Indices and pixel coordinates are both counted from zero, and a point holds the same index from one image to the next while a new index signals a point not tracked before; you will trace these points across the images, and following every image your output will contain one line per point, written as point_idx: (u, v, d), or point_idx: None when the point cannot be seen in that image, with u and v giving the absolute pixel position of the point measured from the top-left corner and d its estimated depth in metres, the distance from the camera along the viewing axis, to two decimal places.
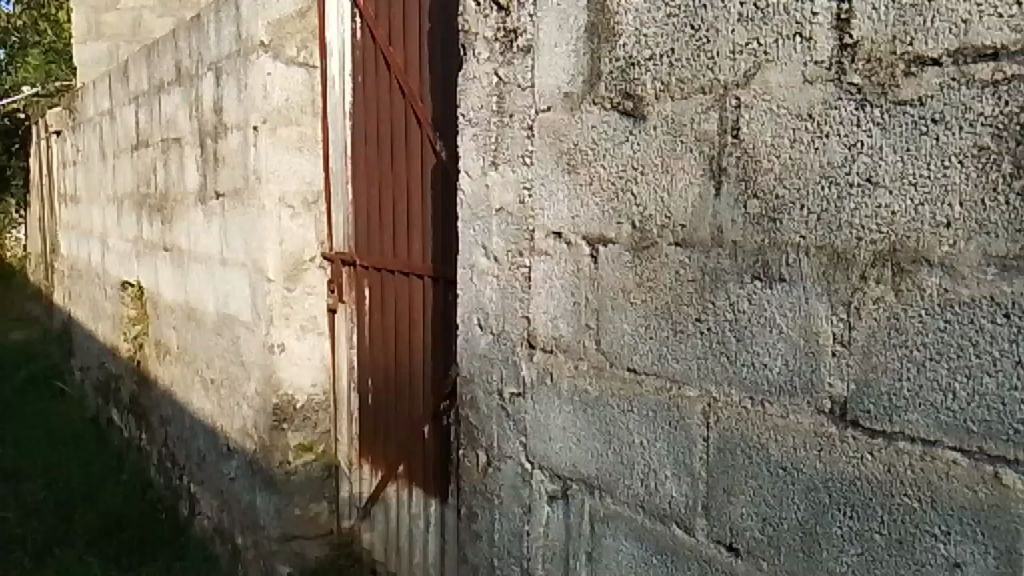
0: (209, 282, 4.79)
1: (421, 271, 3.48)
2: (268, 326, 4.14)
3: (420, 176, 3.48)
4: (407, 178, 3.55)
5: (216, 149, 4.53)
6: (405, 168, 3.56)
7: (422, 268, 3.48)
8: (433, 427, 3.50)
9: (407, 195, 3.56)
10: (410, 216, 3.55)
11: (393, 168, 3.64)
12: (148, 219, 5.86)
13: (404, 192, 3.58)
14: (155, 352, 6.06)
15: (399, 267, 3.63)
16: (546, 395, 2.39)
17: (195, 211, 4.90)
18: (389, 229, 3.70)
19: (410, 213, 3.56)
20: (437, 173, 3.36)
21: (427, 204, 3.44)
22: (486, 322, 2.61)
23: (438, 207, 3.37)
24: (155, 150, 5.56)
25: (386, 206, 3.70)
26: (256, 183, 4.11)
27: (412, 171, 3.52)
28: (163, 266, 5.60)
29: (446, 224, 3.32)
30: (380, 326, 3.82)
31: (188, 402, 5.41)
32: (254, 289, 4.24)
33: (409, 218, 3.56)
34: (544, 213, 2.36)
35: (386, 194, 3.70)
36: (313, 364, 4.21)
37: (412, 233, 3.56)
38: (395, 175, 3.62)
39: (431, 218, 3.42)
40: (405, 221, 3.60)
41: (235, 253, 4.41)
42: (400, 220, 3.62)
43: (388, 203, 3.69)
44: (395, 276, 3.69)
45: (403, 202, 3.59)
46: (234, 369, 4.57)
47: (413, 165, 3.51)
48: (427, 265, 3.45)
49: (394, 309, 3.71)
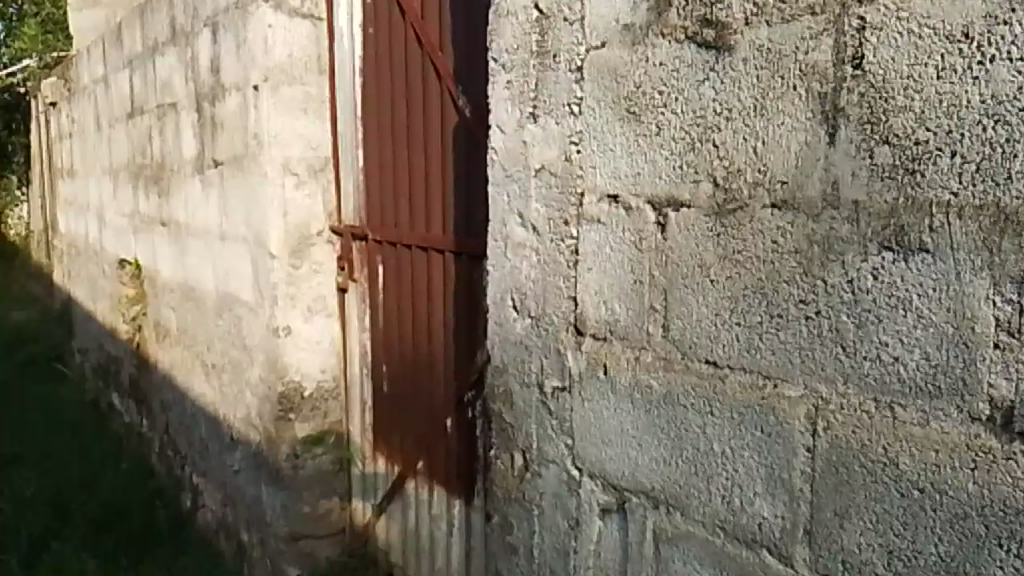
0: (208, 260, 4.41)
1: (442, 246, 3.09)
2: (272, 307, 3.76)
3: (439, 138, 3.08)
4: (425, 141, 3.16)
5: (214, 113, 4.13)
6: (424, 130, 3.16)
7: (443, 242, 3.09)
8: (457, 420, 3.13)
9: (425, 160, 3.17)
10: (428, 184, 3.16)
11: (408, 130, 3.24)
12: (144, 192, 5.48)
13: (421, 156, 3.19)
14: (154, 334, 5.70)
15: (418, 241, 3.24)
16: (596, 392, 2.00)
17: (192, 181, 4.51)
18: (404, 199, 3.31)
19: (428, 181, 3.17)
20: (460, 133, 2.96)
21: (449, 170, 3.04)
22: (523, 303, 2.22)
23: (462, 172, 2.97)
24: (150, 118, 5.16)
25: (401, 173, 3.31)
26: (257, 149, 3.71)
27: (431, 132, 3.12)
28: (161, 243, 5.22)
29: (472, 191, 2.92)
30: (397, 307, 3.44)
31: (189, 387, 5.05)
32: (256, 267, 3.86)
33: (427, 186, 3.17)
34: (596, 172, 1.96)
35: (401, 159, 3.30)
36: (322, 348, 3.83)
37: (431, 203, 3.17)
38: (411, 137, 3.23)
39: (453, 185, 3.02)
40: (422, 189, 3.21)
41: (235, 227, 4.02)
42: (417, 189, 3.23)
43: (404, 170, 3.29)
44: (412, 250, 3.30)
45: (420, 168, 3.20)
46: (237, 354, 4.20)
47: (432, 126, 3.11)
48: (450, 238, 3.05)
49: (411, 288, 3.33)
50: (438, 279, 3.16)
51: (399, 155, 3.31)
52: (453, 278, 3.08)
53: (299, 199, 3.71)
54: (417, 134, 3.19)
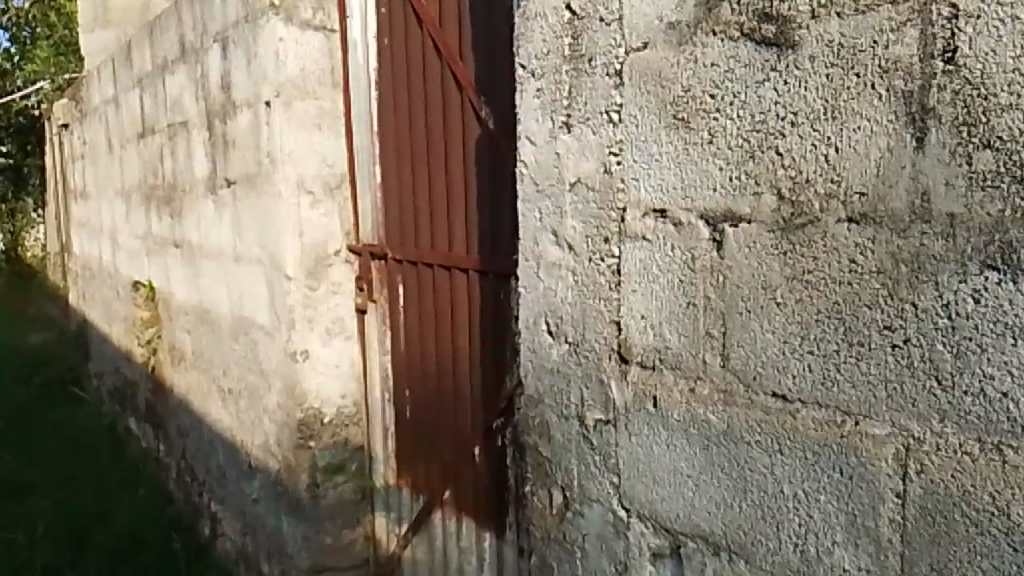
0: (223, 282, 4.26)
1: (467, 265, 2.92)
2: (289, 331, 3.60)
3: (461, 151, 2.92)
4: (446, 155, 3.00)
5: (225, 131, 3.98)
6: (444, 143, 3.00)
7: (467, 261, 2.92)
8: (484, 450, 2.94)
9: (446, 175, 3.01)
10: (450, 201, 3.00)
11: (427, 144, 3.08)
12: (156, 213, 5.35)
13: (441, 171, 3.02)
14: (169, 358, 5.56)
15: (440, 260, 3.07)
16: (645, 426, 1.81)
17: (205, 202, 4.37)
18: (424, 215, 3.15)
19: (449, 197, 3.00)
20: (482, 145, 2.79)
21: (473, 185, 2.88)
22: (559, 328, 2.03)
23: (486, 186, 2.80)
24: (161, 137, 5.03)
25: (420, 189, 3.15)
26: (270, 167, 3.56)
27: (451, 145, 2.96)
28: (174, 265, 5.09)
29: (496, 207, 2.74)
30: (419, 329, 3.28)
31: (206, 413, 4.90)
32: (271, 289, 3.70)
33: (449, 202, 3.01)
34: (639, 185, 1.77)
35: (420, 174, 3.14)
36: (341, 373, 3.66)
37: (453, 220, 3.00)
38: (430, 151, 3.07)
39: (477, 201, 2.86)
40: (443, 205, 3.04)
41: (249, 247, 3.87)
42: (439, 205, 3.07)
43: (423, 185, 3.13)
44: (434, 269, 3.13)
45: (441, 183, 3.04)
46: (253, 380, 4.04)
47: (452, 139, 2.95)
48: (474, 257, 2.88)
49: (433, 309, 3.16)
50: (463, 300, 2.99)
51: (418, 171, 3.15)
52: (478, 299, 2.90)
53: (315, 218, 3.55)
54: (437, 147, 3.03)
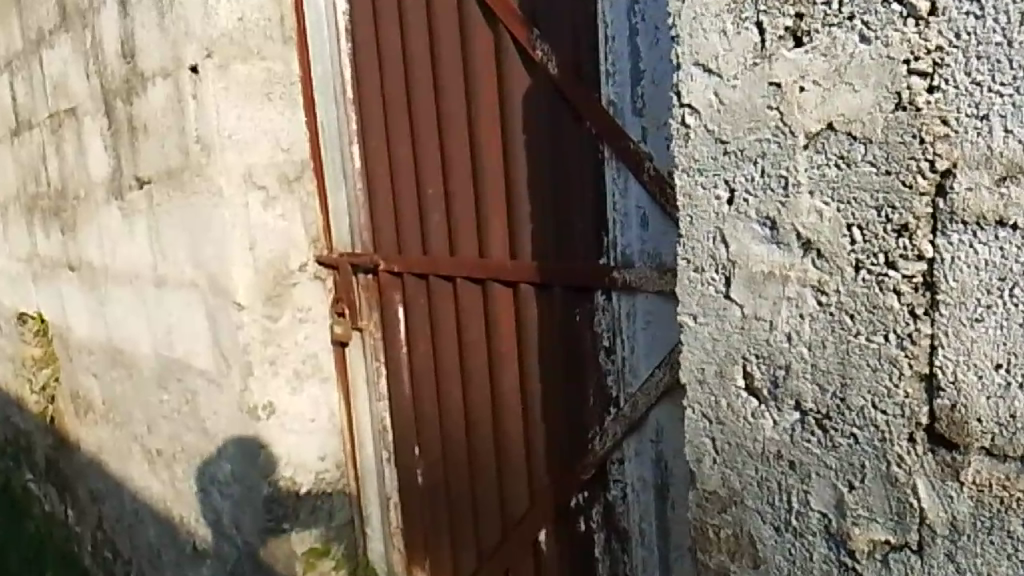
0: (141, 316, 3.17)
1: (512, 276, 2.00)
2: (245, 378, 2.56)
3: (495, 114, 1.99)
4: (468, 121, 2.06)
5: (130, 112, 2.90)
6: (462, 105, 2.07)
7: (513, 271, 2.00)
8: (553, 539, 2.05)
9: (469, 150, 2.07)
10: (478, 186, 2.07)
11: (437, 109, 2.15)
12: (42, 229, 4.17)
13: (462, 144, 2.09)
14: (70, 408, 4.41)
15: (465, 271, 2.14)
16: (1002, 557, 1.02)
17: (106, 210, 3.29)
18: (439, 209, 2.22)
19: (475, 180, 2.08)
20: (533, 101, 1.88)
21: (516, 160, 1.95)
22: (782, 386, 1.18)
23: (542, 160, 1.88)
24: (42, 131, 3.87)
25: (430, 172, 2.21)
26: (202, 157, 2.50)
27: (475, 104, 2.03)
28: (72, 294, 3.94)
29: (563, 187, 1.84)
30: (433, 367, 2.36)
31: (125, 477, 3.81)
32: (212, 323, 2.64)
33: (476, 188, 2.08)
34: (989, 125, 0.97)
35: (428, 151, 2.21)
36: (317, 427, 2.67)
37: (484, 213, 2.07)
38: (443, 119, 2.13)
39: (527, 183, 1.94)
40: (468, 192, 2.11)
41: (176, 265, 2.79)
42: (460, 194, 2.14)
43: (435, 166, 2.20)
44: (456, 285, 2.20)
45: (462, 162, 2.11)
46: (193, 442, 2.98)
47: (476, 96, 2.01)
48: (526, 264, 1.96)
49: (457, 341, 2.25)
50: (508, 328, 2.07)
51: (424, 148, 2.21)
52: (536, 324, 1.98)
53: (273, 222, 2.53)
54: (454, 111, 2.10)
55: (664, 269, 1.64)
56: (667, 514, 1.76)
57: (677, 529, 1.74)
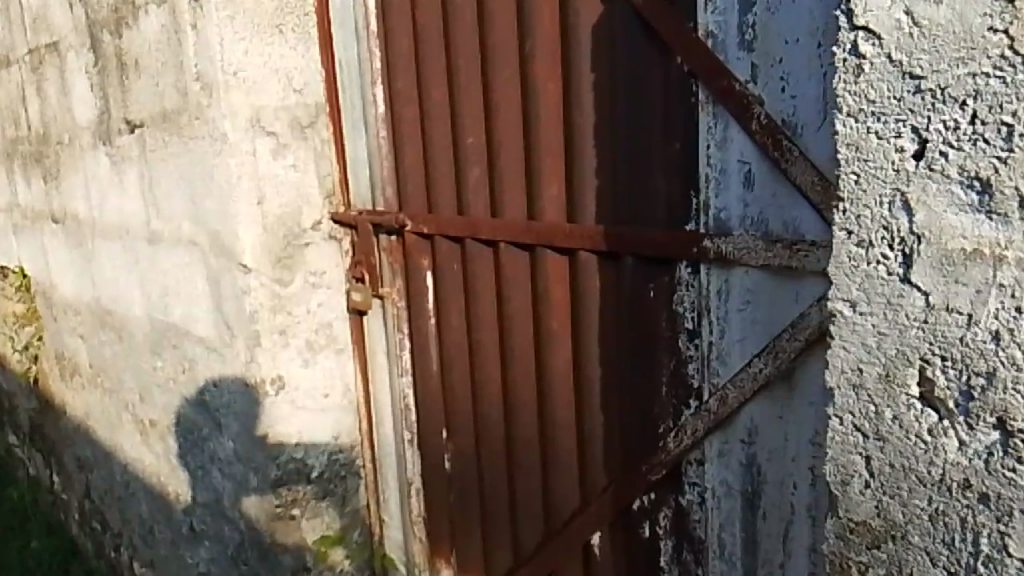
0: (133, 275, 2.87)
1: (569, 242, 1.68)
2: (251, 350, 2.26)
3: (556, 48, 1.65)
4: (522, 57, 1.72)
5: (120, 46, 2.56)
6: (516, 38, 1.74)
7: (571, 236, 1.68)
8: (610, 545, 1.78)
9: (522, 91, 1.74)
10: (531, 134, 1.74)
11: (482, 41, 1.81)
12: (23, 177, 3.83)
13: (515, 83, 1.76)
14: (55, 369, 4.11)
15: (512, 235, 1.82)
16: None
17: (93, 156, 2.96)
18: (484, 161, 1.90)
19: (528, 127, 1.75)
20: (608, 30, 1.55)
21: (583, 102, 1.62)
22: (981, 398, 0.92)
23: (616, 102, 1.56)
24: (21, 68, 3.51)
25: (472, 118, 1.89)
26: (203, 98, 2.18)
27: (530, 36, 1.69)
28: (56, 249, 3.62)
29: (645, 135, 1.52)
30: (468, 344, 2.07)
31: (114, 446, 3.53)
32: (214, 286, 2.34)
33: (528, 137, 1.76)
34: None
35: (471, 93, 1.87)
36: (331, 404, 2.39)
37: (536, 166, 1.74)
38: (489, 53, 1.79)
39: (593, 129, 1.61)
40: (519, 141, 1.79)
41: (173, 220, 2.48)
42: (506, 144, 1.81)
43: (479, 110, 1.87)
44: (498, 252, 1.89)
45: (514, 106, 1.78)
46: (191, 416, 2.70)
47: (535, 26, 1.68)
48: (588, 227, 1.64)
49: (498, 314, 1.95)
50: (561, 303, 1.76)
51: (465, 88, 1.88)
52: (596, 300, 1.67)
53: (284, 173, 2.21)
54: (505, 44, 1.76)
55: (772, 238, 1.36)
56: (757, 525, 1.50)
57: (773, 541, 1.48)
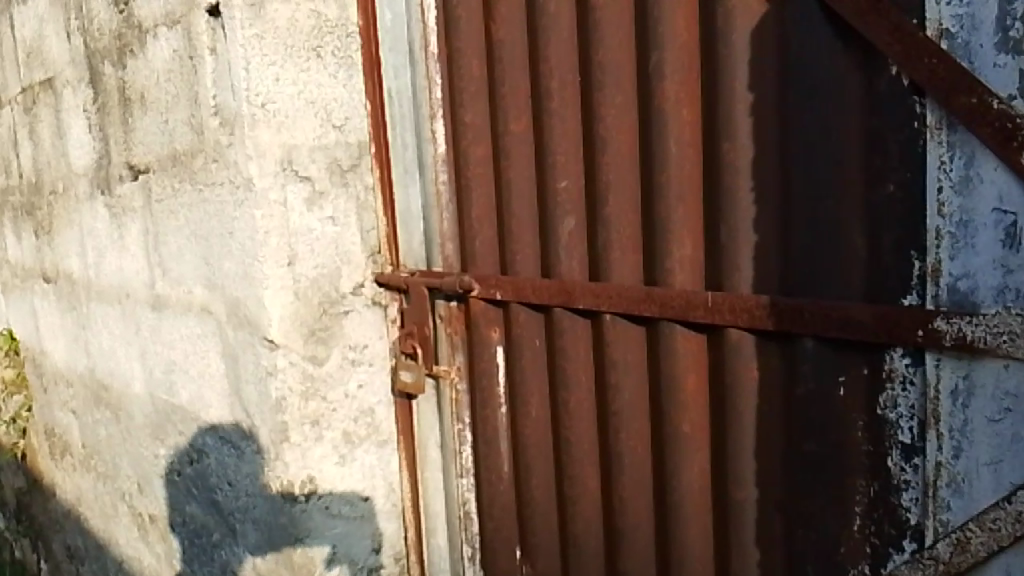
0: (133, 347, 2.45)
1: (716, 319, 1.25)
2: (277, 445, 1.84)
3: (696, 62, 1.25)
4: (644, 76, 1.31)
5: (123, 78, 2.18)
6: (634, 52, 1.33)
7: (715, 310, 1.25)
8: None
9: (643, 120, 1.32)
10: (654, 174, 1.31)
11: (584, 57, 1.40)
12: (13, 231, 3.44)
13: (630, 110, 1.35)
14: (44, 446, 3.67)
15: (622, 304, 1.37)
16: None
17: (89, 208, 2.56)
18: (580, 208, 1.46)
19: (649, 164, 1.32)
20: (779, 37, 1.15)
21: (737, 130, 1.20)
22: None
23: (790, 132, 1.15)
24: (12, 110, 3.13)
25: (564, 153, 1.45)
26: (223, 136, 1.79)
27: (658, 47, 1.28)
28: (47, 312, 3.21)
29: (837, 175, 1.11)
30: (554, 445, 1.61)
31: (108, 540, 3.07)
32: (231, 364, 1.92)
33: (648, 177, 1.33)
34: None
35: (564, 122, 1.45)
36: (372, 509, 1.95)
37: (661, 215, 1.31)
38: (592, 71, 1.38)
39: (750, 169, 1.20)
40: (634, 182, 1.36)
41: (181, 284, 2.07)
42: (614, 186, 1.38)
43: (575, 144, 1.45)
44: (599, 327, 1.45)
45: (627, 138, 1.35)
46: (198, 516, 2.25)
47: (664, 35, 1.27)
48: (744, 297, 1.21)
49: (598, 410, 1.50)
50: (700, 400, 1.33)
51: (555, 116, 1.46)
52: (754, 397, 1.24)
53: (320, 228, 1.81)
54: (618, 60, 1.35)
55: None
56: None
57: None
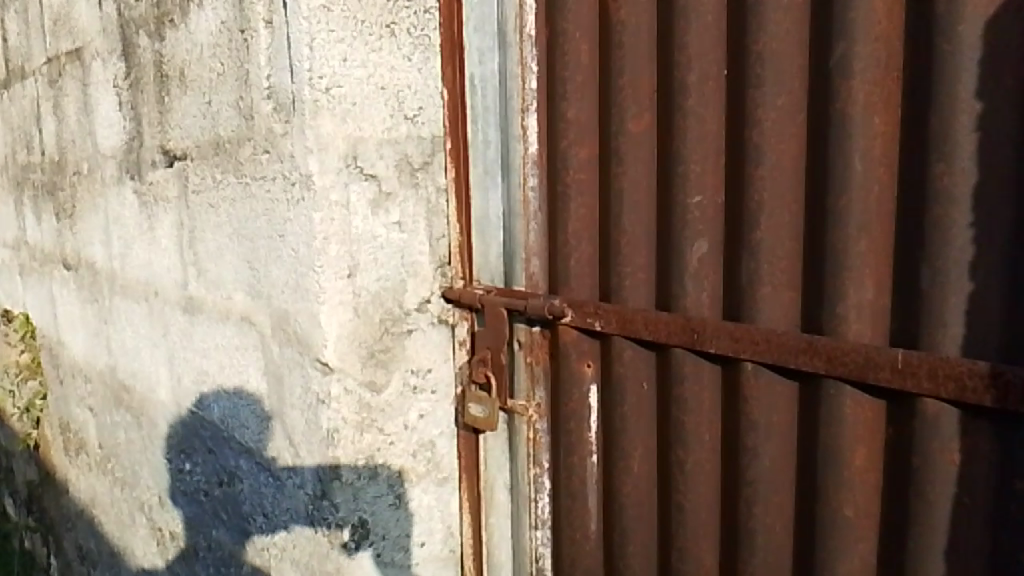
0: (160, 350, 2.21)
1: (906, 385, 1.00)
2: (326, 481, 1.58)
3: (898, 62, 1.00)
4: (822, 74, 1.06)
5: (161, 52, 1.93)
6: (809, 43, 1.07)
7: (907, 375, 1.00)
8: None
9: (818, 128, 1.07)
10: (829, 196, 1.06)
11: (738, 47, 1.14)
12: (33, 211, 3.21)
13: (798, 115, 1.09)
14: (59, 439, 3.45)
15: (772, 354, 1.13)
16: None
17: (117, 193, 2.32)
18: (716, 230, 1.20)
19: (821, 184, 1.07)
20: None
21: (956, 150, 0.95)
22: None
23: None
24: (36, 82, 2.89)
25: (700, 163, 1.19)
26: (278, 123, 1.53)
27: (844, 38, 1.02)
28: (67, 301, 2.98)
29: None
30: (661, 512, 1.36)
31: (122, 550, 2.84)
32: (275, 384, 1.68)
33: (819, 200, 1.07)
34: None
35: (703, 125, 1.19)
36: (427, 557, 1.68)
37: (835, 248, 1.06)
38: (749, 65, 1.12)
39: (971, 199, 0.94)
40: (795, 204, 1.11)
41: (220, 287, 1.82)
42: (769, 209, 1.12)
43: (717, 153, 1.19)
44: (736, 378, 1.20)
45: (791, 149, 1.10)
46: (226, 545, 2.01)
47: (854, 23, 1.01)
48: (952, 363, 0.96)
49: (725, 475, 1.25)
50: (869, 482, 1.08)
51: (692, 118, 1.20)
52: (952, 487, 1.00)
53: (384, 234, 1.56)
54: (785, 53, 1.09)
55: None
56: None
57: None
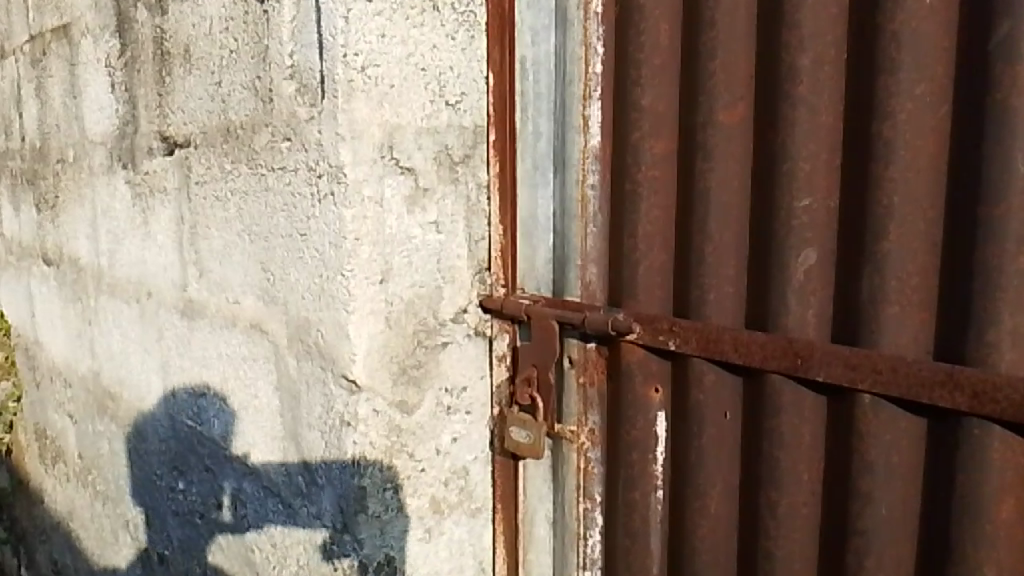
0: (152, 356, 2.01)
1: None
2: (348, 512, 1.39)
3: None
4: (976, 60, 0.91)
5: (162, 26, 1.73)
6: (958, 24, 0.93)
7: None
8: None
9: (971, 122, 0.92)
10: (982, 202, 0.90)
11: (866, 27, 0.98)
12: (11, 202, 2.99)
13: (940, 107, 0.94)
14: (34, 446, 3.23)
15: (899, 387, 0.97)
16: None
17: (107, 183, 2.12)
18: (828, 239, 1.04)
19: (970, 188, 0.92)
20: None
21: None
22: None
23: None
24: (18, 62, 2.68)
25: (811, 161, 1.03)
26: (303, 106, 1.35)
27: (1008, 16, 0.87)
28: (46, 298, 2.76)
29: None
30: (742, 559, 1.19)
31: (103, 569, 2.63)
32: (291, 401, 1.50)
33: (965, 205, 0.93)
34: None
35: (816, 117, 1.03)
36: None
37: (987, 263, 0.90)
38: (881, 46, 0.96)
39: None
40: (933, 209, 0.96)
41: (225, 290, 1.63)
42: (902, 216, 0.97)
43: (831, 149, 1.03)
44: (848, 412, 1.04)
45: (930, 146, 0.95)
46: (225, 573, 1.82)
47: None
48: None
49: (826, 521, 1.09)
50: (1015, 536, 0.94)
51: (802, 109, 1.03)
52: None
53: (420, 236, 1.37)
54: (927, 35, 0.94)
55: None
56: None
57: None
